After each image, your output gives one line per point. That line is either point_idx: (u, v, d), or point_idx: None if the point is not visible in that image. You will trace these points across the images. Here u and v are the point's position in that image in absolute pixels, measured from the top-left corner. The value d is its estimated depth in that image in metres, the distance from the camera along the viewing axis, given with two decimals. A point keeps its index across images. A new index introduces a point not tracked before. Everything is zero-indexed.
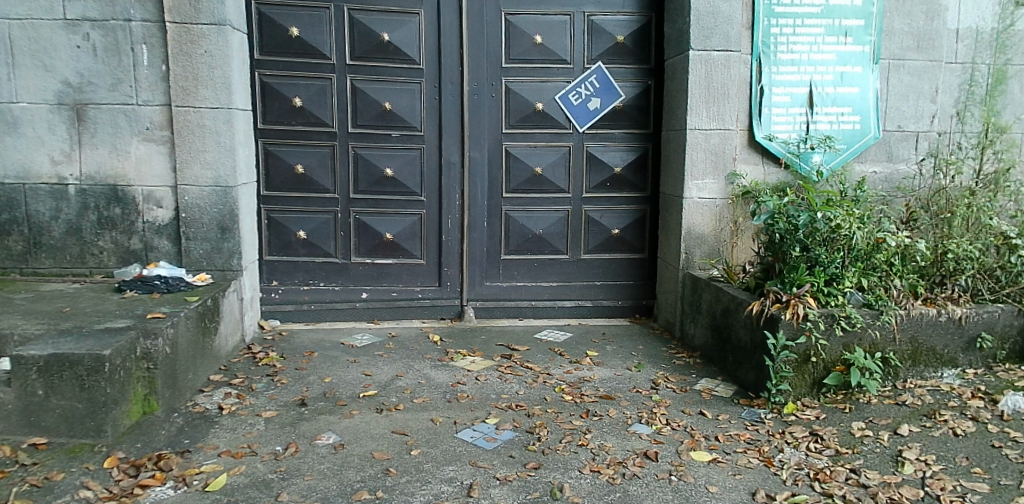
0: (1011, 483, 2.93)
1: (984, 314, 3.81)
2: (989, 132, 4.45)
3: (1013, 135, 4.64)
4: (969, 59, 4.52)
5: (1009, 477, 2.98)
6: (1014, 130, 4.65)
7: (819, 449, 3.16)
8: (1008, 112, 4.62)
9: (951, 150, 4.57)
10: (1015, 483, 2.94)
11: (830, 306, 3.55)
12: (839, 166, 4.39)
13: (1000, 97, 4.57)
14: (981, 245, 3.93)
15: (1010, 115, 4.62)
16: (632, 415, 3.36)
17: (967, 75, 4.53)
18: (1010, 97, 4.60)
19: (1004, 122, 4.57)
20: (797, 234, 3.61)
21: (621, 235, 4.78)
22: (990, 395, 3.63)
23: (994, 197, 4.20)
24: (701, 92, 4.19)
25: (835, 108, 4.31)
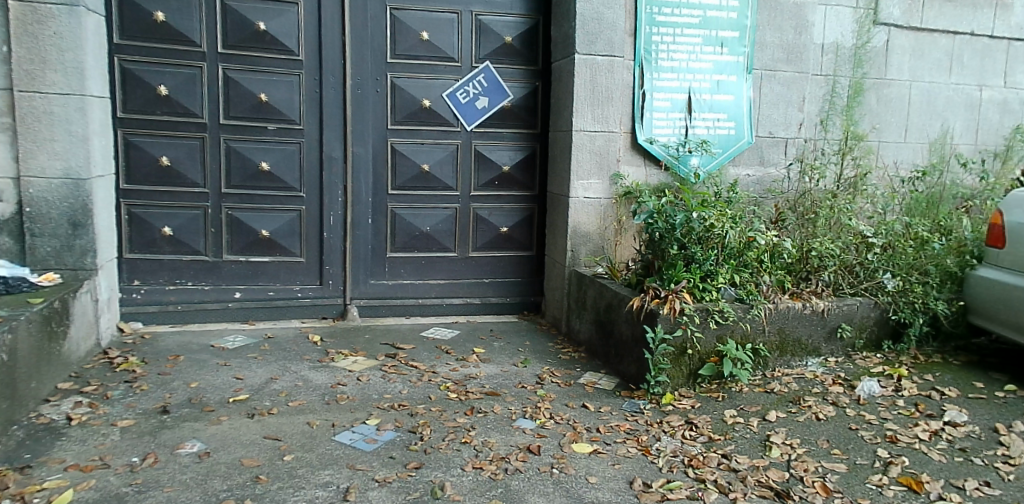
0: (866, 462, 3.20)
1: (845, 306, 4.13)
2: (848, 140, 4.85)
3: (869, 142, 5.07)
4: (831, 71, 4.88)
5: (864, 457, 3.24)
6: (870, 138, 5.08)
7: (693, 436, 3.33)
8: (864, 122, 5.04)
9: (816, 155, 4.90)
10: (869, 462, 3.21)
11: (705, 301, 3.73)
12: (716, 169, 4.61)
13: (858, 108, 4.99)
14: (842, 244, 4.26)
15: (867, 124, 5.05)
16: (517, 410, 3.40)
17: (830, 85, 4.88)
18: (866, 108, 5.03)
19: (861, 131, 4.98)
20: (675, 233, 3.77)
21: (510, 232, 4.83)
22: (849, 381, 3.94)
23: (852, 199, 4.55)
24: (585, 94, 4.29)
25: (711, 114, 4.53)
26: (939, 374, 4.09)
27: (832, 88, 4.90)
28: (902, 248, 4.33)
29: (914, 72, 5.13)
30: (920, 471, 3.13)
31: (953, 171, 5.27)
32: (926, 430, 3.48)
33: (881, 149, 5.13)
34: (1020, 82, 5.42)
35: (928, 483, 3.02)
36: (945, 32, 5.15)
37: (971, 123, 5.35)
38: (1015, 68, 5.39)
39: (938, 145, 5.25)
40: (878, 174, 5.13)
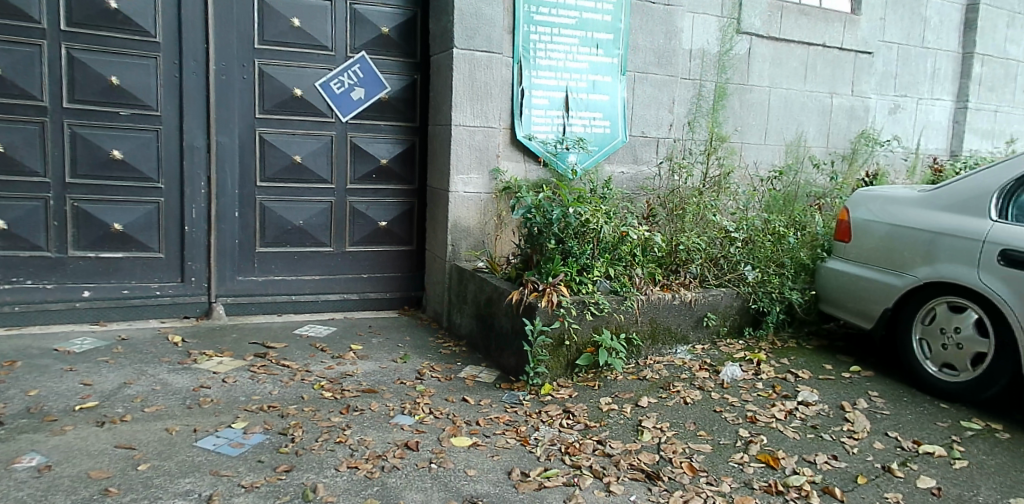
0: (728, 442, 3.45)
1: (710, 296, 4.40)
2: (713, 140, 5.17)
3: (732, 143, 5.43)
4: (698, 76, 5.21)
5: (727, 437, 3.50)
6: (733, 140, 5.44)
7: (570, 424, 3.45)
8: (728, 124, 5.40)
9: (684, 154, 5.16)
10: (730, 441, 3.46)
11: (581, 293, 3.86)
12: (592, 166, 4.76)
13: (723, 111, 5.32)
14: (708, 238, 4.54)
15: (730, 126, 5.41)
16: (395, 406, 3.37)
17: (696, 89, 5.20)
18: (729, 111, 5.38)
19: (725, 132, 5.32)
20: (552, 228, 3.87)
21: (388, 227, 4.76)
22: (714, 366, 4.21)
23: (717, 196, 4.85)
24: (465, 89, 4.30)
25: (587, 113, 4.68)
26: (793, 357, 4.46)
27: (698, 92, 5.21)
28: (761, 242, 4.69)
29: (773, 79, 5.54)
30: (777, 448, 3.43)
31: (806, 171, 5.72)
32: (782, 410, 3.80)
33: (743, 149, 5.51)
34: (863, 91, 5.99)
35: (782, 459, 3.31)
36: (800, 43, 5.59)
37: (822, 128, 5.85)
38: (859, 78, 5.96)
39: (794, 147, 5.70)
40: (740, 173, 5.50)
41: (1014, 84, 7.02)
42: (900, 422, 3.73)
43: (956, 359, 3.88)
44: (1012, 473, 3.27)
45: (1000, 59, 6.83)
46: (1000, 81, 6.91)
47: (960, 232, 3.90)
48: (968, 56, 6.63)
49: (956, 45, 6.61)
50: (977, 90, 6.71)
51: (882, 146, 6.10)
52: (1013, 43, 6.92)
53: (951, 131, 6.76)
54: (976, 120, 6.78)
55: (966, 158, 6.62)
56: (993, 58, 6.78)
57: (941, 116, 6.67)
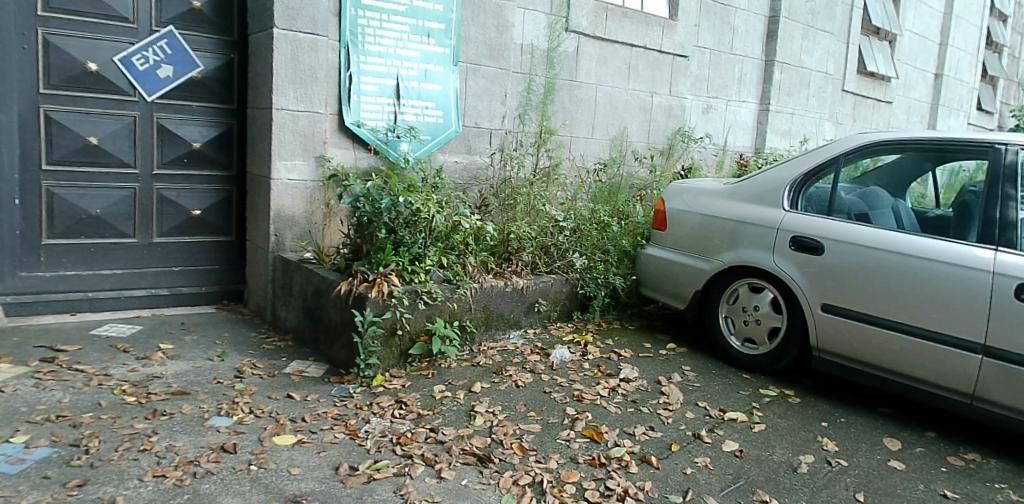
0: (556, 420, 3.65)
1: (541, 283, 4.59)
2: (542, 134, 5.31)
3: (560, 136, 5.66)
4: (528, 70, 5.37)
5: (555, 416, 3.69)
6: (562, 133, 5.69)
7: (402, 414, 3.45)
8: (558, 118, 5.62)
9: (515, 146, 5.30)
10: (558, 420, 3.66)
11: (413, 283, 3.86)
12: (425, 156, 4.74)
13: (552, 105, 5.50)
14: (538, 227, 4.72)
15: (559, 120, 5.63)
16: (210, 408, 3.22)
17: (526, 83, 5.35)
18: (558, 105, 5.60)
19: (554, 126, 5.53)
20: (382, 218, 3.81)
21: (203, 216, 4.47)
22: (544, 350, 4.38)
23: (546, 187, 5.04)
24: (287, 72, 4.11)
25: (419, 102, 4.65)
26: (617, 337, 4.76)
27: (528, 85, 5.37)
28: (588, 231, 4.95)
29: (600, 77, 5.86)
30: (602, 423, 3.68)
31: (629, 164, 6.12)
32: (606, 387, 4.06)
33: (571, 142, 5.78)
34: (679, 92, 6.50)
35: (606, 433, 3.57)
36: (624, 44, 5.95)
37: (644, 125, 6.29)
38: (677, 79, 6.47)
39: (618, 141, 6.07)
40: (568, 164, 5.76)
41: (807, 90, 7.97)
42: (708, 393, 4.15)
43: (755, 333, 4.41)
44: (800, 432, 3.80)
45: (796, 68, 7.72)
46: (795, 87, 7.80)
47: (759, 220, 4.37)
48: (769, 64, 7.42)
49: (759, 53, 7.36)
50: (776, 94, 7.55)
51: (696, 143, 6.66)
52: (806, 54, 7.84)
53: (755, 130, 7.55)
54: (776, 121, 7.62)
55: (767, 154, 7.42)
56: (790, 66, 7.64)
57: (747, 117, 7.42)
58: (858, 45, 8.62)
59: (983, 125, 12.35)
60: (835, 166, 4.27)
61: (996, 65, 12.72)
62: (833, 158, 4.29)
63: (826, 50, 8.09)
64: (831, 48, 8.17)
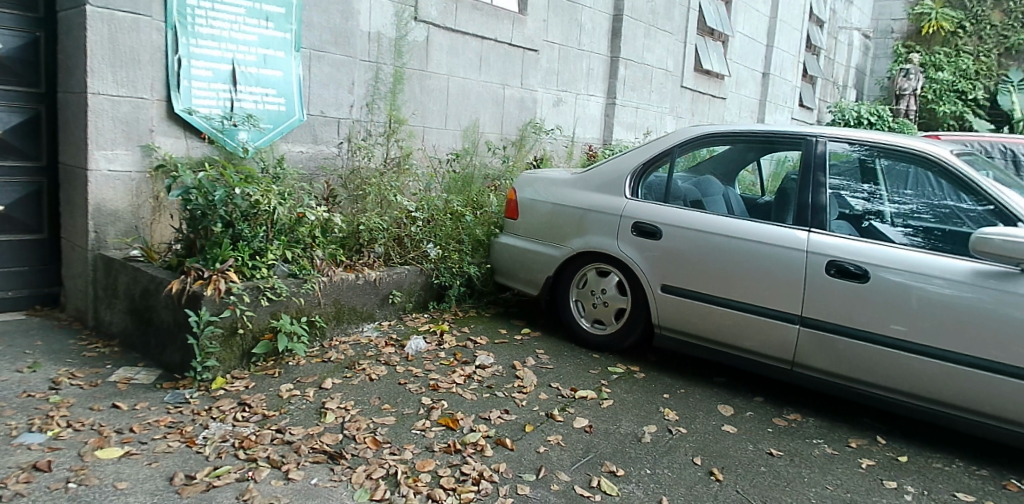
0: (411, 411, 3.63)
1: (395, 274, 4.55)
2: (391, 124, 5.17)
3: (410, 126, 5.61)
4: (375, 58, 5.26)
5: (410, 407, 3.67)
6: (413, 123, 5.65)
7: (246, 417, 3.29)
8: (407, 107, 5.57)
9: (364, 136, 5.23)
10: (413, 411, 3.64)
11: (255, 279, 3.72)
12: (266, 145, 4.55)
13: (401, 95, 5.44)
14: (389, 218, 4.67)
15: (408, 110, 5.58)
16: (20, 425, 2.94)
17: (373, 72, 5.25)
18: (407, 95, 5.54)
19: (404, 115, 5.47)
20: (218, 211, 3.63)
21: (8, 212, 4.03)
22: (399, 341, 4.35)
23: (398, 177, 4.96)
24: (104, 54, 3.76)
25: (259, 89, 4.45)
26: (473, 325, 4.82)
27: (376, 74, 5.25)
28: (442, 221, 4.99)
29: (451, 67, 5.87)
30: (458, 411, 3.71)
31: (482, 155, 6.19)
32: (461, 375, 4.09)
33: (423, 133, 5.75)
34: (530, 84, 6.68)
35: (461, 420, 3.60)
36: (474, 36, 6.01)
37: (496, 117, 6.40)
38: (528, 72, 6.64)
39: (471, 132, 6.12)
40: (421, 153, 5.70)
41: (649, 86, 8.46)
42: (560, 374, 4.30)
43: (603, 315, 4.63)
44: (645, 405, 4.05)
45: (639, 64, 8.16)
46: (639, 83, 8.26)
47: (603, 208, 4.59)
48: (615, 60, 7.79)
49: (606, 49, 7.71)
50: (621, 89, 7.95)
51: (547, 134, 6.87)
52: (649, 51, 8.31)
53: (603, 123, 7.91)
54: (622, 114, 8.03)
55: (614, 145, 7.80)
56: (634, 63, 8.07)
57: (595, 110, 7.76)
58: (695, 44, 9.26)
59: (804, 120, 13.74)
60: (671, 156, 4.56)
61: (814, 65, 14.15)
62: (668, 149, 4.58)
63: (666, 48, 8.63)
64: (670, 46, 8.72)
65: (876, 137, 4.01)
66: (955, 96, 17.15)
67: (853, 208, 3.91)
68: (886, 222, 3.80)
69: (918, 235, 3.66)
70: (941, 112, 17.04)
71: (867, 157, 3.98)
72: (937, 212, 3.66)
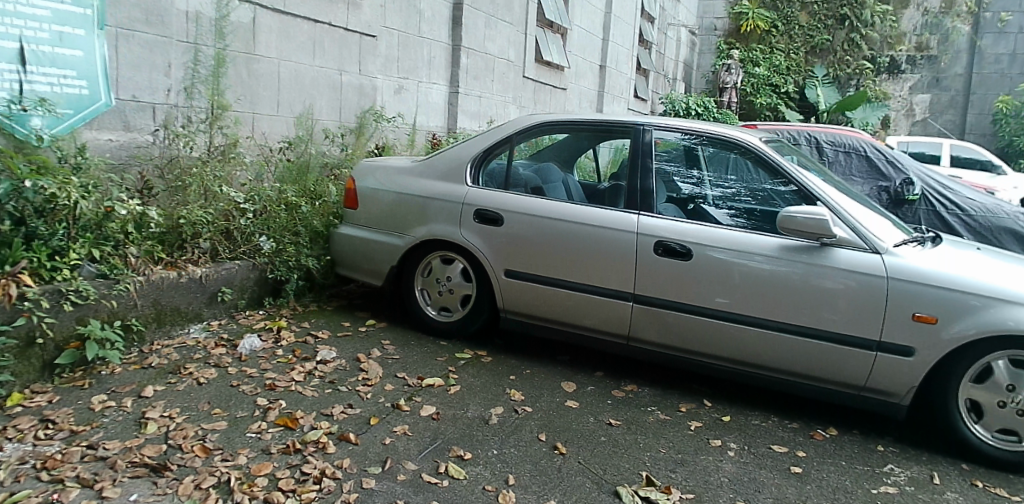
0: (245, 414, 3.44)
1: (222, 271, 4.36)
2: (214, 109, 4.78)
3: (235, 112, 5.26)
4: (193, 39, 4.91)
5: (243, 410, 3.47)
6: (239, 109, 5.32)
7: (50, 435, 2.98)
8: (230, 92, 5.22)
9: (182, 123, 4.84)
10: (247, 413, 3.45)
11: (55, 281, 3.44)
12: (67, 132, 4.09)
13: (223, 79, 5.05)
14: (213, 211, 4.38)
15: (232, 95, 5.23)
16: None
17: (192, 53, 4.90)
18: (230, 79, 5.19)
19: (227, 101, 5.12)
20: (5, 206, 3.33)
21: None
22: (231, 341, 4.12)
23: (223, 167, 4.65)
24: None
25: (54, 70, 4.00)
26: (314, 320, 4.66)
27: (195, 56, 4.89)
28: (274, 213, 4.78)
29: (282, 51, 5.62)
30: (297, 410, 3.56)
31: (319, 143, 5.97)
32: (301, 372, 3.94)
33: (250, 119, 5.43)
34: (369, 71, 6.56)
35: (301, 419, 3.46)
36: (305, 18, 5.78)
37: (333, 103, 6.23)
38: (366, 59, 6.51)
39: (305, 119, 5.81)
40: (250, 140, 5.35)
41: (492, 75, 8.59)
42: (407, 364, 4.26)
43: (449, 302, 4.65)
44: (492, 388, 4.12)
45: (480, 53, 8.25)
46: (481, 72, 8.36)
47: (444, 196, 4.58)
48: (456, 48, 7.82)
49: (447, 38, 7.72)
50: (464, 78, 8.01)
51: (388, 123, 6.76)
52: (490, 41, 8.42)
53: (446, 111, 7.92)
54: (464, 103, 8.09)
55: (458, 134, 7.85)
56: (476, 52, 8.16)
57: (438, 99, 7.76)
58: (535, 36, 9.52)
59: (640, 111, 14.62)
60: (510, 144, 4.63)
61: (648, 59, 15.08)
62: (507, 136, 4.64)
63: (506, 38, 8.81)
64: (510, 37, 8.90)
65: (701, 128, 4.30)
66: (770, 89, 19.23)
67: (680, 192, 4.22)
68: (710, 205, 4.11)
69: (740, 216, 4.00)
70: (758, 103, 19.04)
71: (694, 147, 4.27)
72: (757, 194, 4.02)
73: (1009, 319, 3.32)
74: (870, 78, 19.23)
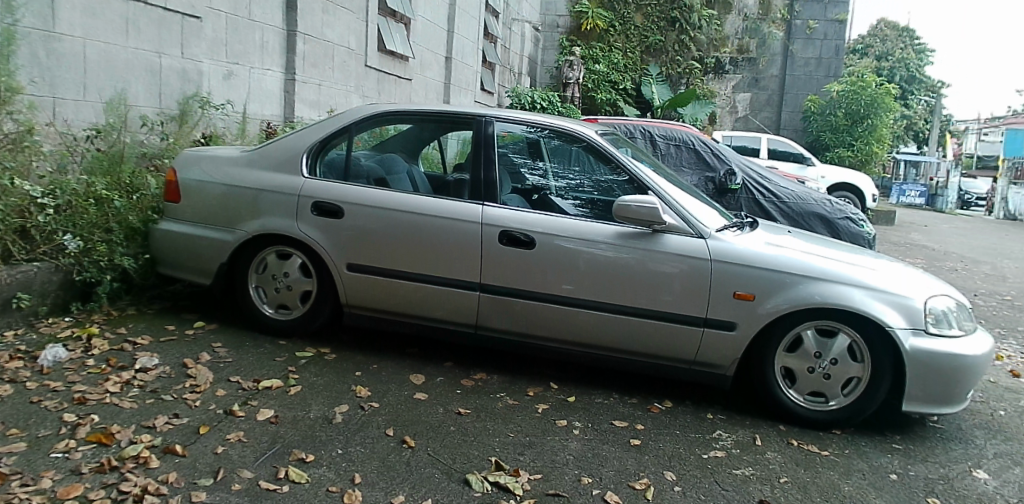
0: (49, 433, 3.09)
1: (17, 274, 3.99)
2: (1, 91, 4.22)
3: (29, 96, 4.68)
4: None
5: (46, 428, 3.12)
6: (34, 92, 4.74)
7: None
8: (23, 73, 4.64)
9: None
10: (51, 431, 3.10)
11: None
12: None
13: (14, 57, 4.48)
14: (4, 208, 3.96)
15: (25, 77, 4.66)
16: None
17: None
18: (22, 58, 4.62)
19: (19, 82, 4.55)
20: None
21: None
22: (31, 353, 3.75)
23: (15, 157, 4.18)
24: None
25: None
26: (132, 325, 4.30)
27: None
28: (81, 209, 4.37)
29: (88, 30, 5.10)
30: (113, 424, 3.24)
31: (134, 131, 5.50)
32: (117, 382, 3.60)
33: (49, 104, 4.85)
34: (193, 54, 6.15)
35: (117, 433, 3.15)
36: None
37: (151, 88, 5.77)
38: (188, 42, 6.10)
39: (116, 103, 5.33)
40: (48, 128, 4.77)
41: (331, 63, 8.32)
42: (241, 366, 4.02)
43: (288, 299, 4.45)
44: (335, 386, 3.99)
45: (318, 40, 7.98)
46: (320, 59, 8.08)
47: (278, 188, 4.36)
48: (291, 34, 7.51)
49: (281, 22, 7.39)
50: (300, 64, 7.70)
51: (216, 109, 6.34)
52: (328, 27, 8.16)
53: (283, 99, 7.58)
54: (302, 91, 7.79)
55: (297, 123, 7.55)
56: (313, 38, 7.87)
57: (273, 86, 7.41)
58: (376, 25, 9.37)
59: (486, 103, 14.82)
60: (349, 134, 4.48)
61: (493, 53, 15.30)
62: (346, 126, 4.49)
63: (346, 25, 8.58)
64: (350, 24, 8.68)
65: (545, 121, 4.42)
66: (610, 85, 20.20)
67: (525, 183, 4.30)
68: (555, 195, 4.21)
69: (584, 205, 4.14)
70: (598, 99, 19.89)
71: (537, 138, 4.38)
72: (599, 185, 4.19)
73: (815, 294, 3.74)
74: (699, 77, 20.87)
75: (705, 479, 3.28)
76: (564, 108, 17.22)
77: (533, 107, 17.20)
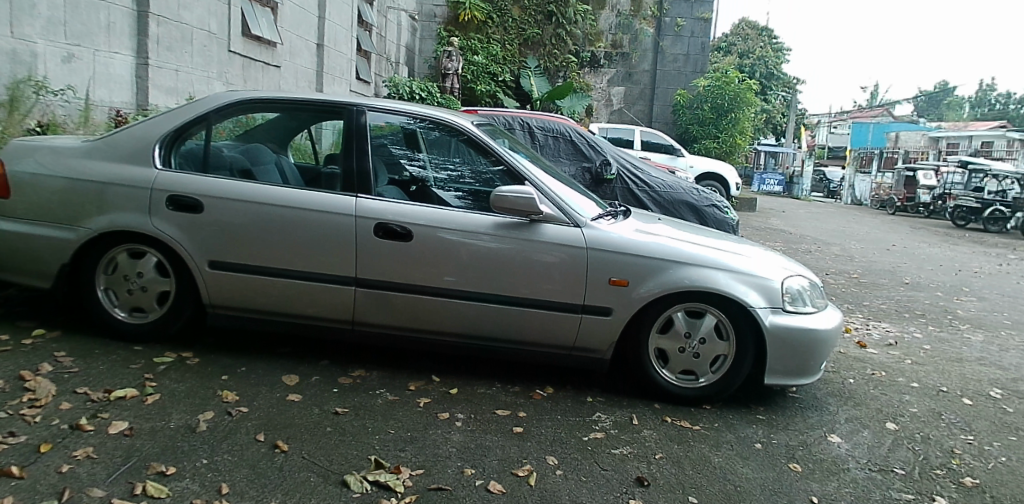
0: None
1: None
2: None
3: None
4: None
5: None
6: None
7: None
8: None
9: None
10: None
11: None
12: None
13: None
14: None
15: None
16: None
17: None
18: None
19: None
20: None
21: None
22: None
23: None
24: None
25: None
26: None
27: None
28: None
29: None
30: None
31: None
32: None
33: None
34: (24, 34, 5.58)
35: None
36: None
37: None
38: (18, 20, 5.53)
39: None
40: None
41: (190, 47, 7.79)
42: (89, 377, 3.70)
43: (144, 301, 4.15)
44: (199, 392, 3.75)
45: (174, 23, 7.46)
46: (176, 43, 7.54)
47: (128, 181, 4.03)
48: (142, 15, 6.97)
49: (129, 2, 6.83)
50: (154, 48, 7.14)
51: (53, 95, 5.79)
52: (185, 9, 7.64)
53: (134, 85, 7.02)
54: (158, 77, 7.25)
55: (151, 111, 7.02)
56: (167, 20, 7.33)
57: (122, 71, 6.84)
58: (240, 8, 8.89)
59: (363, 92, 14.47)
60: (208, 122, 4.19)
61: (367, 41, 14.92)
62: (204, 114, 4.19)
63: (205, 8, 8.07)
64: (210, 7, 8.18)
65: (419, 110, 4.32)
66: (489, 77, 20.28)
67: (402, 175, 4.21)
68: (436, 187, 4.17)
69: (466, 197, 4.12)
70: (478, 90, 19.88)
71: (411, 128, 4.28)
72: (480, 176, 4.19)
73: (685, 278, 3.93)
74: (575, 71, 21.42)
75: (585, 461, 3.37)
76: (443, 99, 17.15)
77: (411, 97, 16.95)
